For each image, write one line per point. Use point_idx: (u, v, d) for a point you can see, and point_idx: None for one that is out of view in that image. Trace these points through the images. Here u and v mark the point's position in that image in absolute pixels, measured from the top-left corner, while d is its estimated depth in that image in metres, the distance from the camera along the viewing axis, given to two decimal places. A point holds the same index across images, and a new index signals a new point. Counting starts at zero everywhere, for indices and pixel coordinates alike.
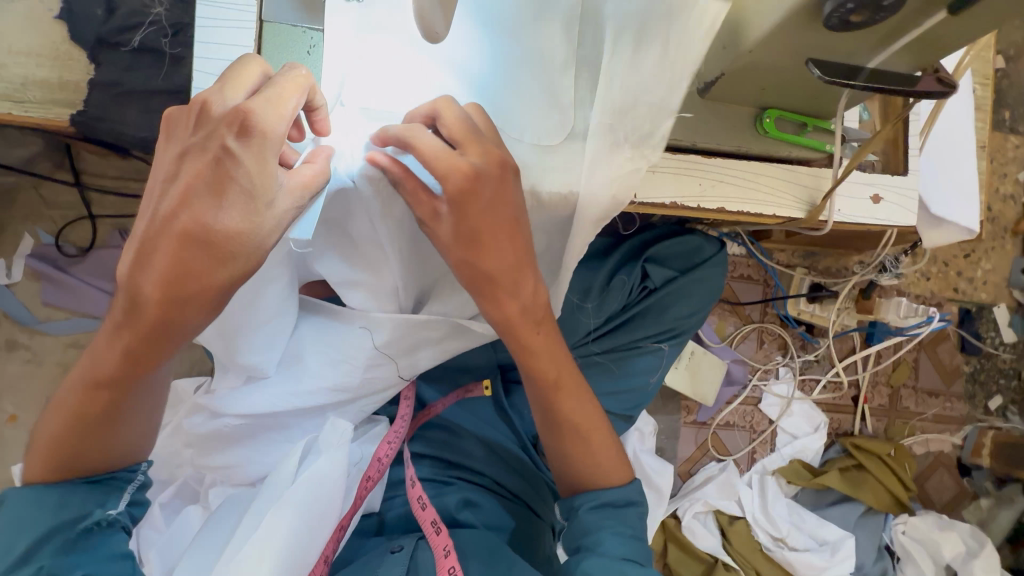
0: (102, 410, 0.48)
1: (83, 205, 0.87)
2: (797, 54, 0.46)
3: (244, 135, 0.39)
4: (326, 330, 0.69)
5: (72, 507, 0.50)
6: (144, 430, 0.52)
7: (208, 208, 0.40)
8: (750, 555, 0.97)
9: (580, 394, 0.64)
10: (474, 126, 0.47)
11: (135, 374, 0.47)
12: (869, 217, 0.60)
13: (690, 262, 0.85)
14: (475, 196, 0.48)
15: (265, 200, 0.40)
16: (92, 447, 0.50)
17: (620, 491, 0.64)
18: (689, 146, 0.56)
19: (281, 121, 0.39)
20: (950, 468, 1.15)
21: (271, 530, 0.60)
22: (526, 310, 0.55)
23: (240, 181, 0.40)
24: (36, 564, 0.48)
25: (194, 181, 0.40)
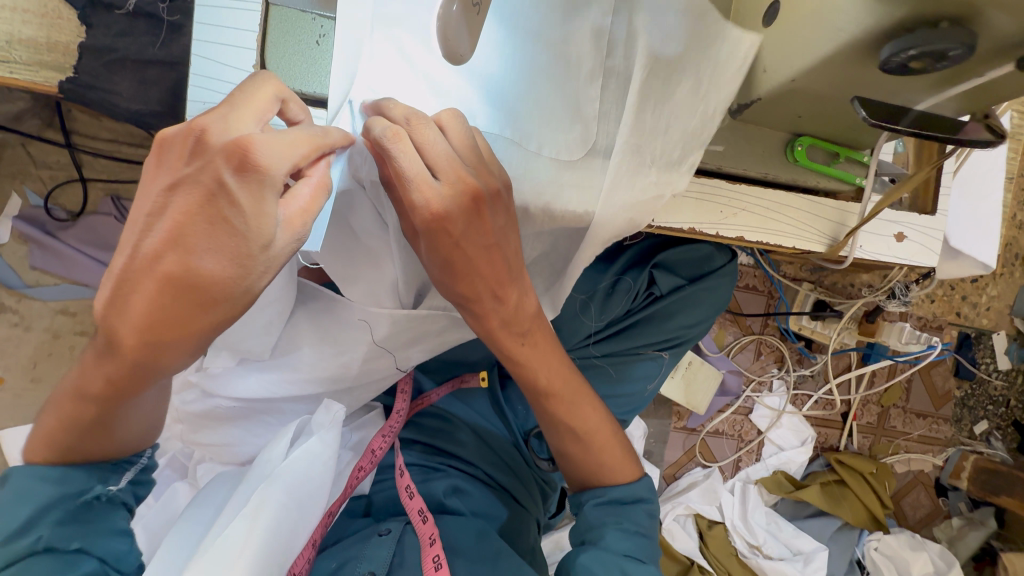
0: (104, 419, 0.48)
1: (74, 167, 0.83)
2: (844, 88, 0.43)
3: (243, 172, 0.34)
4: (322, 319, 0.67)
5: (75, 482, 0.50)
6: (145, 427, 0.52)
7: (192, 253, 0.35)
8: (724, 559, 1.00)
9: (584, 397, 0.62)
10: (448, 151, 0.42)
11: (123, 395, 0.45)
12: (890, 255, 0.58)
13: (699, 270, 0.81)
14: (447, 232, 0.44)
15: (257, 250, 0.35)
16: (93, 444, 0.50)
17: (628, 489, 0.63)
18: (714, 169, 0.53)
19: (285, 159, 0.34)
20: (927, 487, 1.18)
21: (253, 521, 0.54)
22: (507, 322, 0.54)
23: (233, 223, 0.34)
24: (36, 535, 0.47)
25: (184, 220, 0.34)
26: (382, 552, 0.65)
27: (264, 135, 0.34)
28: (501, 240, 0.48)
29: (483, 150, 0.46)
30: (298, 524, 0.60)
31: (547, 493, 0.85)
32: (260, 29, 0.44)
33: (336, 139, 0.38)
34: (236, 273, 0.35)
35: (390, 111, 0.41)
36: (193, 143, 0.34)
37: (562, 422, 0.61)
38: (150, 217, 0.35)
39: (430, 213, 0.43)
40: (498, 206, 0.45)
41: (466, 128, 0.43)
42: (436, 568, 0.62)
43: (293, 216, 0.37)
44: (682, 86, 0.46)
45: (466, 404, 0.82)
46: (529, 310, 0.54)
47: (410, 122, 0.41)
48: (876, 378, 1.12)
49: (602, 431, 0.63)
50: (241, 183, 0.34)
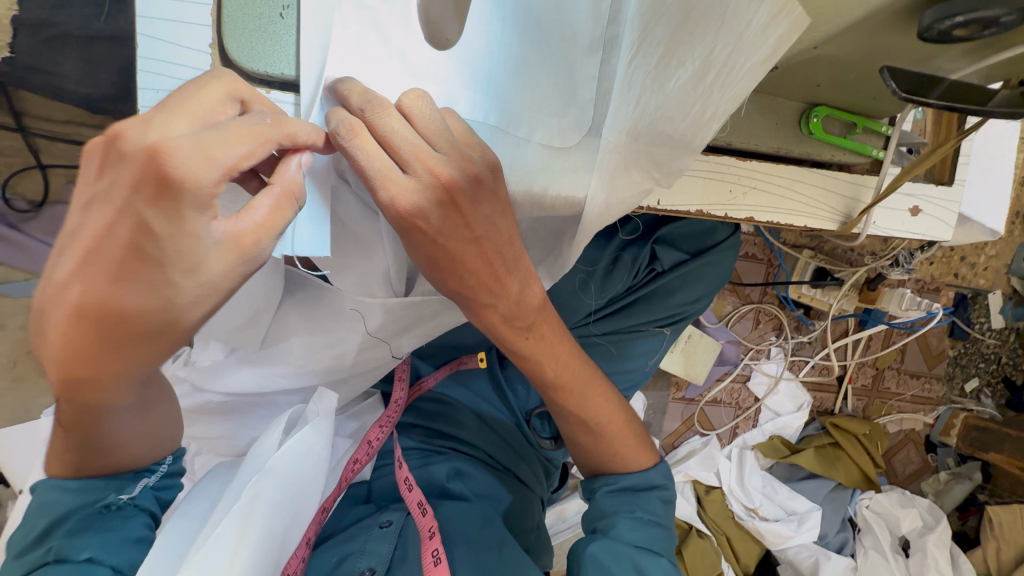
0: (90, 438, 0.45)
1: (28, 152, 0.75)
2: (872, 54, 0.40)
3: (159, 200, 0.29)
4: (312, 309, 0.64)
5: (92, 491, 0.48)
6: (149, 435, 0.50)
7: (116, 291, 0.31)
8: (721, 522, 1.04)
9: (596, 388, 0.61)
10: (412, 139, 0.37)
11: (92, 418, 0.42)
12: (903, 230, 0.56)
13: (701, 243, 0.79)
14: (420, 230, 0.41)
15: (180, 275, 0.31)
16: (97, 462, 0.48)
17: (641, 475, 0.63)
18: (723, 145, 0.50)
19: (211, 168, 0.30)
20: (917, 445, 1.21)
21: (244, 525, 0.49)
22: (510, 316, 0.51)
23: (150, 252, 0.30)
24: (48, 545, 0.46)
25: (91, 251, 0.30)
26: (383, 547, 0.64)
27: (181, 139, 0.29)
28: (486, 231, 0.44)
29: (457, 132, 0.40)
30: (291, 524, 0.57)
31: (549, 471, 0.86)
32: (213, 7, 0.38)
33: (301, 134, 0.35)
34: (167, 304, 0.32)
35: (345, 98, 0.37)
36: (102, 150, 0.30)
37: (573, 413, 0.61)
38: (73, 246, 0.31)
39: (399, 211, 0.39)
40: (484, 190, 0.41)
41: (433, 110, 0.38)
42: (435, 562, 0.61)
43: (243, 239, 0.33)
44: (705, 56, 0.38)
45: (464, 387, 0.81)
46: (532, 302, 0.51)
47: (379, 110, 0.36)
48: (872, 344, 1.12)
49: (615, 421, 0.63)
50: (158, 210, 0.29)
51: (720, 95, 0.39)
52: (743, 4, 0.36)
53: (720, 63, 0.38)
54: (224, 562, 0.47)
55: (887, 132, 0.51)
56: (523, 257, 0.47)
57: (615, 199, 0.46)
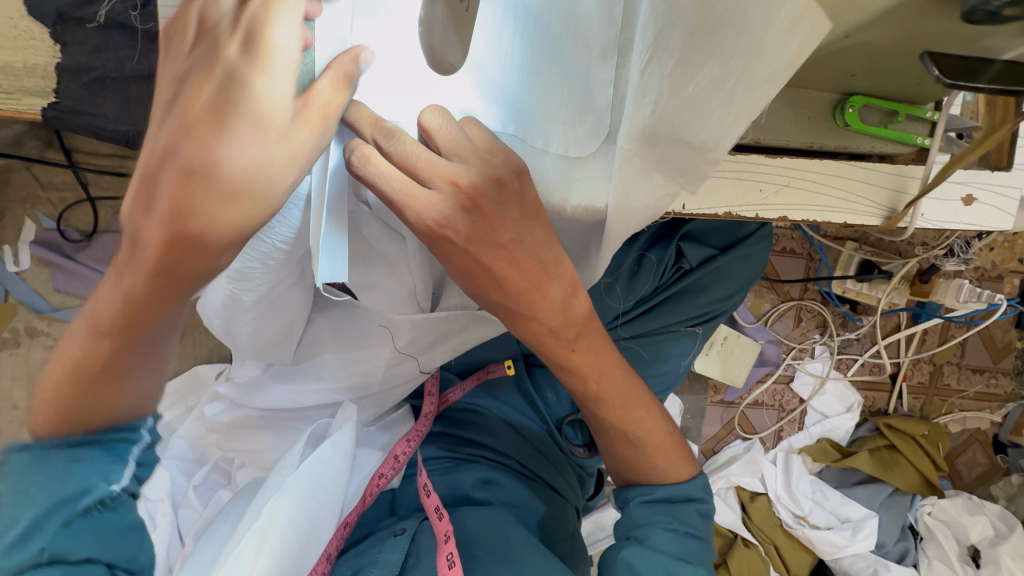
0: (117, 355, 0.37)
1: (80, 186, 0.82)
2: (911, 39, 0.37)
3: (248, 50, 0.31)
4: (342, 326, 0.65)
5: (77, 480, 0.42)
6: (152, 386, 0.42)
7: (221, 136, 0.31)
8: (768, 529, 1.00)
9: (637, 399, 0.59)
10: (427, 156, 0.38)
11: (142, 322, 0.36)
12: (956, 221, 0.52)
13: (730, 238, 0.74)
14: (450, 240, 0.40)
15: (275, 132, 0.32)
16: (97, 405, 0.40)
17: (679, 488, 0.61)
18: (751, 143, 0.47)
19: (290, 40, 0.31)
20: (984, 445, 1.12)
21: (269, 522, 0.53)
22: (559, 324, 0.49)
23: (247, 104, 0.31)
24: (39, 544, 0.40)
25: (202, 101, 0.31)
26: (394, 555, 0.65)
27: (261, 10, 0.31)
28: (517, 236, 0.43)
29: (479, 139, 0.40)
30: (311, 537, 0.58)
31: (583, 479, 0.84)
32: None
33: None
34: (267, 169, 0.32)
35: (359, 129, 0.36)
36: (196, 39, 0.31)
37: (612, 425, 0.59)
38: (175, 113, 0.31)
39: (427, 224, 0.39)
40: (506, 198, 0.41)
41: (450, 121, 0.38)
42: (450, 566, 0.62)
43: (320, 116, 0.33)
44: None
45: (493, 397, 0.81)
46: (579, 314, 0.50)
47: (387, 133, 0.37)
48: (928, 337, 1.05)
49: (657, 433, 0.61)
50: (253, 67, 0.31)
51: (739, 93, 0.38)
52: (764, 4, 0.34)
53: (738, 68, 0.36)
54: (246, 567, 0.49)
55: (932, 118, 0.48)
56: (563, 263, 0.46)
57: (639, 204, 0.44)
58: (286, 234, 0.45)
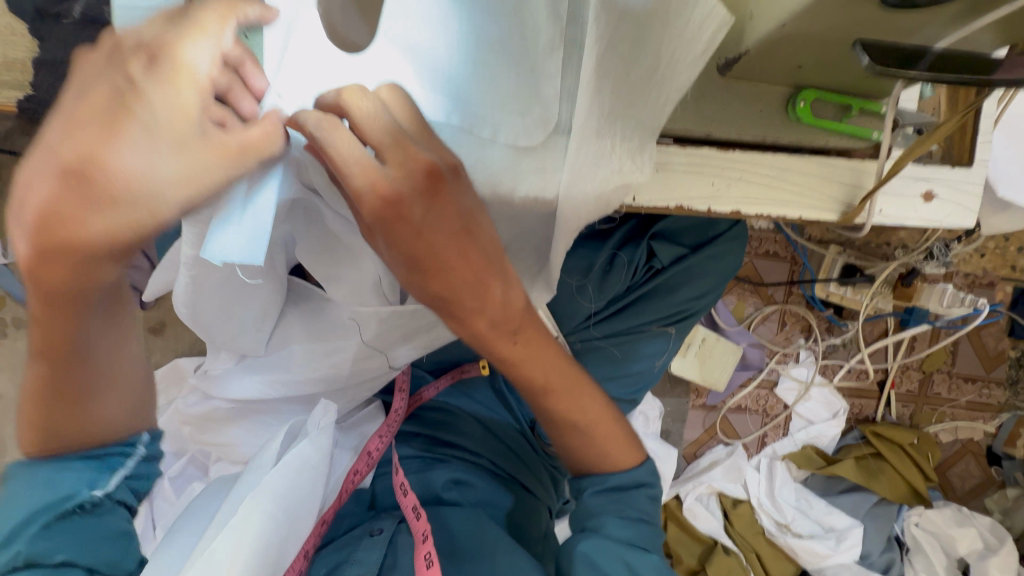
0: (66, 383, 0.47)
1: None
2: (850, 28, 0.37)
3: (156, 68, 0.33)
4: (314, 319, 0.66)
5: (63, 486, 0.51)
6: (122, 408, 0.53)
7: (108, 142, 0.32)
8: (750, 537, 0.98)
9: (585, 390, 0.59)
10: (389, 122, 0.39)
11: (70, 336, 0.44)
12: (916, 219, 0.51)
13: (703, 236, 0.74)
14: (404, 218, 0.41)
15: (163, 134, 0.34)
16: (77, 418, 0.50)
17: (628, 474, 0.61)
18: (702, 136, 0.48)
19: (201, 57, 0.34)
20: (977, 456, 1.09)
21: (247, 517, 0.50)
22: (496, 323, 0.50)
23: (139, 116, 0.33)
24: (15, 548, 0.48)
25: (92, 110, 0.33)
26: (373, 556, 0.64)
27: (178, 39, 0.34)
28: (469, 223, 0.44)
29: (413, 128, 0.40)
30: (288, 535, 0.54)
31: (557, 480, 0.84)
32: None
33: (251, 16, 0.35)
34: (153, 179, 0.34)
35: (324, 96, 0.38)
36: (111, 51, 0.34)
37: (561, 416, 0.59)
38: (64, 125, 0.33)
39: (377, 198, 0.40)
40: (458, 185, 0.42)
41: (376, 107, 0.38)
42: (428, 566, 0.60)
43: (243, 148, 0.37)
44: (656, 53, 0.41)
45: (466, 394, 0.81)
46: (517, 306, 0.50)
47: (341, 97, 0.38)
48: (917, 343, 1.03)
49: (604, 420, 0.60)
50: (156, 83, 0.33)
51: (667, 87, 0.43)
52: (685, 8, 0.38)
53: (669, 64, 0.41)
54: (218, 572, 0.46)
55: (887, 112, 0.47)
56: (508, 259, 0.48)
57: (592, 193, 0.45)
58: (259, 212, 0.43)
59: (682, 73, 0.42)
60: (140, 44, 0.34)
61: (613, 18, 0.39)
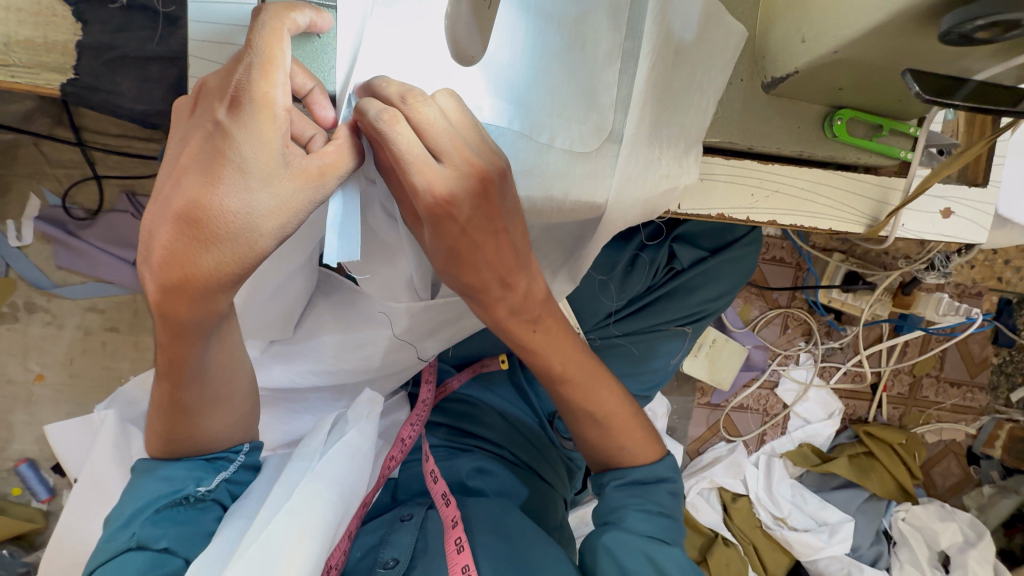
0: (179, 399, 0.50)
1: (87, 164, 0.82)
2: (898, 57, 0.40)
3: (236, 109, 0.33)
4: (344, 311, 0.67)
5: (174, 481, 0.53)
6: (227, 423, 0.56)
7: (208, 188, 0.34)
8: (748, 531, 1.02)
9: (599, 381, 0.61)
10: (450, 130, 0.36)
11: (184, 364, 0.47)
12: (934, 233, 0.55)
13: (722, 240, 0.78)
14: (453, 218, 0.39)
15: (253, 177, 0.34)
16: (185, 431, 0.53)
17: (650, 469, 0.63)
18: (744, 149, 0.50)
19: (272, 87, 0.32)
20: (958, 456, 1.16)
21: (307, 504, 0.51)
22: (516, 310, 0.50)
23: (230, 157, 0.33)
24: (130, 531, 0.49)
25: (194, 156, 0.34)
26: (406, 538, 0.65)
27: (242, 67, 0.32)
28: (511, 224, 0.43)
29: (458, 120, 0.37)
30: (343, 518, 0.56)
31: (571, 472, 0.87)
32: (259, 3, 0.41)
33: (301, 24, 0.32)
34: (249, 215, 0.35)
35: (382, 89, 0.34)
36: (195, 94, 0.36)
37: (579, 407, 0.60)
38: (174, 173, 0.35)
39: (434, 197, 0.37)
40: (507, 188, 0.40)
41: (439, 116, 0.35)
42: (458, 551, 0.63)
43: (318, 169, 0.35)
44: (691, 70, 0.46)
45: (488, 389, 0.83)
46: (538, 295, 0.50)
47: (406, 100, 0.34)
48: (909, 349, 1.08)
49: (621, 414, 0.62)
50: (237, 122, 0.33)
51: (706, 93, 0.48)
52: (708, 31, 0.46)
53: (702, 68, 0.46)
54: (283, 558, 0.48)
55: (915, 133, 0.50)
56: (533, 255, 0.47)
57: (638, 200, 0.48)
58: None
59: (717, 75, 0.47)
60: (222, 85, 0.34)
61: (664, 39, 0.43)
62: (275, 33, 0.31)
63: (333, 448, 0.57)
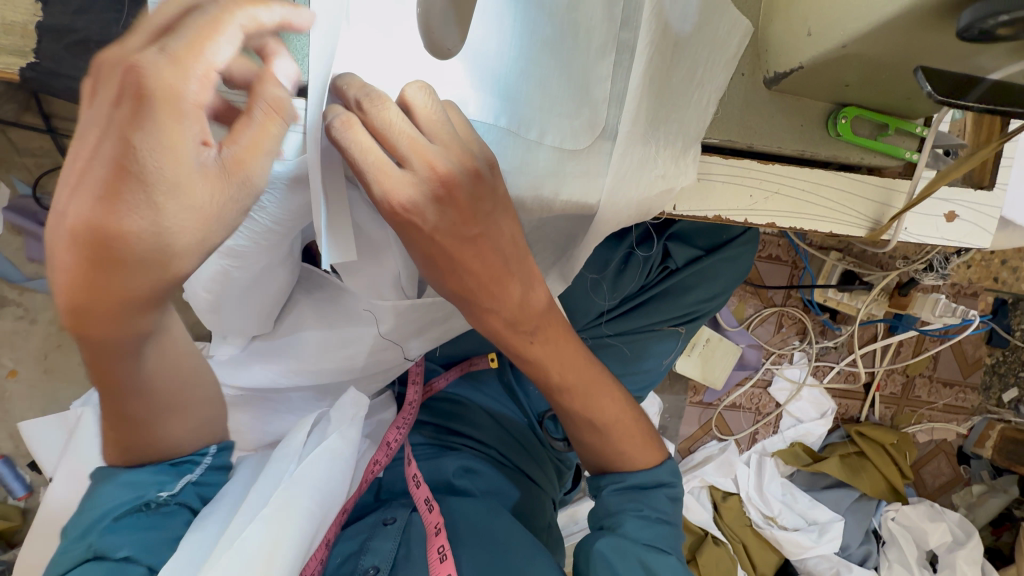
0: (127, 412, 0.48)
1: (58, 152, 0.79)
2: (911, 51, 0.38)
3: (137, 111, 0.28)
4: (325, 308, 0.65)
5: (136, 487, 0.50)
6: (188, 431, 0.54)
7: (109, 208, 0.29)
8: (739, 530, 1.02)
9: (602, 389, 0.58)
10: (409, 132, 0.34)
11: (119, 377, 0.43)
12: (938, 236, 0.53)
13: (717, 239, 0.75)
14: (417, 228, 0.37)
15: (161, 193, 0.29)
16: (142, 440, 0.51)
17: (649, 475, 0.61)
18: (744, 148, 0.48)
19: (188, 81, 0.29)
20: (949, 456, 1.16)
21: (282, 509, 0.50)
22: (511, 322, 0.47)
23: (140, 172, 0.29)
24: (87, 543, 0.48)
25: (83, 169, 0.29)
26: (387, 545, 0.64)
27: (155, 56, 0.28)
28: (488, 230, 0.40)
29: (422, 113, 0.34)
30: (320, 523, 0.55)
31: (561, 472, 0.86)
32: None
33: (266, 22, 0.31)
34: (163, 233, 0.31)
35: (343, 92, 0.33)
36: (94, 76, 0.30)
37: (579, 415, 0.58)
38: (66, 182, 0.30)
39: (392, 205, 0.36)
40: (485, 193, 0.38)
41: (406, 125, 0.34)
42: (441, 560, 0.61)
43: (233, 162, 0.32)
44: (692, 63, 0.43)
45: (476, 387, 0.81)
46: (536, 308, 0.47)
47: (373, 103, 0.33)
48: (903, 348, 1.07)
49: (624, 421, 0.60)
50: (137, 125, 0.28)
51: (707, 89, 0.45)
52: (719, 18, 0.42)
53: (704, 62, 0.43)
54: (256, 566, 0.47)
55: (920, 133, 0.49)
56: (528, 257, 0.44)
57: (632, 202, 0.45)
58: (278, 213, 0.43)
59: (719, 73, 0.44)
60: (120, 62, 0.29)
61: (661, 34, 0.40)
62: (219, 23, 0.29)
63: (314, 453, 0.54)
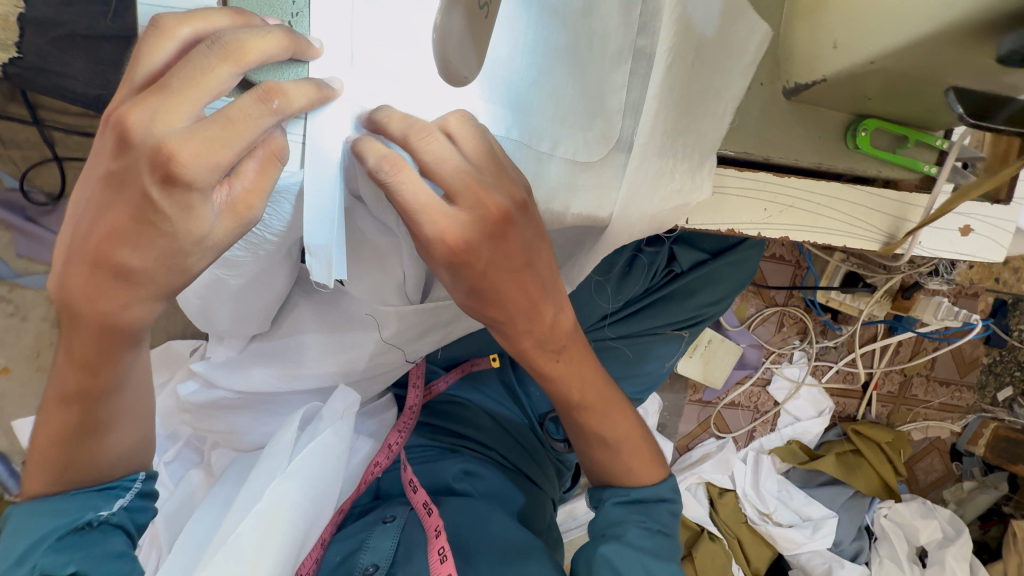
0: (93, 416, 0.44)
1: (46, 145, 0.76)
2: (946, 68, 0.36)
3: (169, 185, 0.29)
4: (326, 310, 0.63)
5: (71, 508, 0.45)
6: (131, 443, 0.48)
7: (115, 230, 0.31)
8: (734, 526, 1.03)
9: (615, 406, 0.58)
10: (460, 163, 0.34)
11: (100, 388, 0.42)
12: (952, 251, 0.52)
13: (724, 242, 0.74)
14: (472, 265, 0.37)
15: (190, 245, 0.31)
16: (84, 456, 0.46)
17: (651, 489, 0.61)
18: (759, 159, 0.46)
19: (218, 172, 0.28)
20: (942, 453, 1.17)
21: (274, 505, 0.49)
22: (542, 340, 0.46)
23: (162, 230, 0.30)
24: (29, 564, 0.43)
25: (115, 224, 0.31)
26: (385, 543, 0.64)
27: (183, 133, 0.27)
28: (531, 259, 0.39)
29: (472, 149, 0.34)
30: (311, 521, 0.54)
31: (561, 472, 0.86)
32: None
33: (297, 103, 0.29)
34: (181, 259, 0.32)
35: (384, 125, 0.32)
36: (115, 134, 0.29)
37: (588, 428, 0.58)
38: (93, 206, 0.31)
39: (450, 244, 0.35)
40: (527, 221, 0.37)
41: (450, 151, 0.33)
42: (441, 560, 0.60)
43: (240, 202, 0.32)
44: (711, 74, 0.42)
45: (477, 389, 0.80)
46: (565, 327, 0.46)
47: (414, 138, 0.32)
48: (902, 348, 1.08)
49: (631, 434, 0.60)
50: (167, 193, 0.29)
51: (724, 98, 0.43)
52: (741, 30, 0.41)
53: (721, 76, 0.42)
54: (249, 563, 0.47)
55: (942, 146, 0.47)
56: (558, 284, 0.43)
57: (644, 218, 0.44)
58: (277, 226, 0.42)
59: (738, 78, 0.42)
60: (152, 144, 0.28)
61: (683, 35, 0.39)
62: (254, 119, 0.28)
63: (308, 446, 0.54)
